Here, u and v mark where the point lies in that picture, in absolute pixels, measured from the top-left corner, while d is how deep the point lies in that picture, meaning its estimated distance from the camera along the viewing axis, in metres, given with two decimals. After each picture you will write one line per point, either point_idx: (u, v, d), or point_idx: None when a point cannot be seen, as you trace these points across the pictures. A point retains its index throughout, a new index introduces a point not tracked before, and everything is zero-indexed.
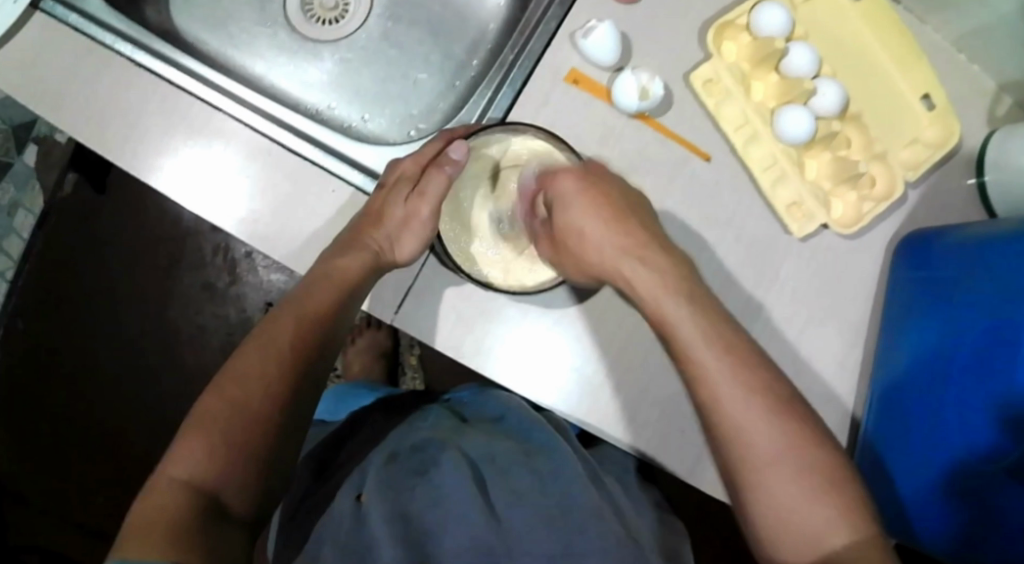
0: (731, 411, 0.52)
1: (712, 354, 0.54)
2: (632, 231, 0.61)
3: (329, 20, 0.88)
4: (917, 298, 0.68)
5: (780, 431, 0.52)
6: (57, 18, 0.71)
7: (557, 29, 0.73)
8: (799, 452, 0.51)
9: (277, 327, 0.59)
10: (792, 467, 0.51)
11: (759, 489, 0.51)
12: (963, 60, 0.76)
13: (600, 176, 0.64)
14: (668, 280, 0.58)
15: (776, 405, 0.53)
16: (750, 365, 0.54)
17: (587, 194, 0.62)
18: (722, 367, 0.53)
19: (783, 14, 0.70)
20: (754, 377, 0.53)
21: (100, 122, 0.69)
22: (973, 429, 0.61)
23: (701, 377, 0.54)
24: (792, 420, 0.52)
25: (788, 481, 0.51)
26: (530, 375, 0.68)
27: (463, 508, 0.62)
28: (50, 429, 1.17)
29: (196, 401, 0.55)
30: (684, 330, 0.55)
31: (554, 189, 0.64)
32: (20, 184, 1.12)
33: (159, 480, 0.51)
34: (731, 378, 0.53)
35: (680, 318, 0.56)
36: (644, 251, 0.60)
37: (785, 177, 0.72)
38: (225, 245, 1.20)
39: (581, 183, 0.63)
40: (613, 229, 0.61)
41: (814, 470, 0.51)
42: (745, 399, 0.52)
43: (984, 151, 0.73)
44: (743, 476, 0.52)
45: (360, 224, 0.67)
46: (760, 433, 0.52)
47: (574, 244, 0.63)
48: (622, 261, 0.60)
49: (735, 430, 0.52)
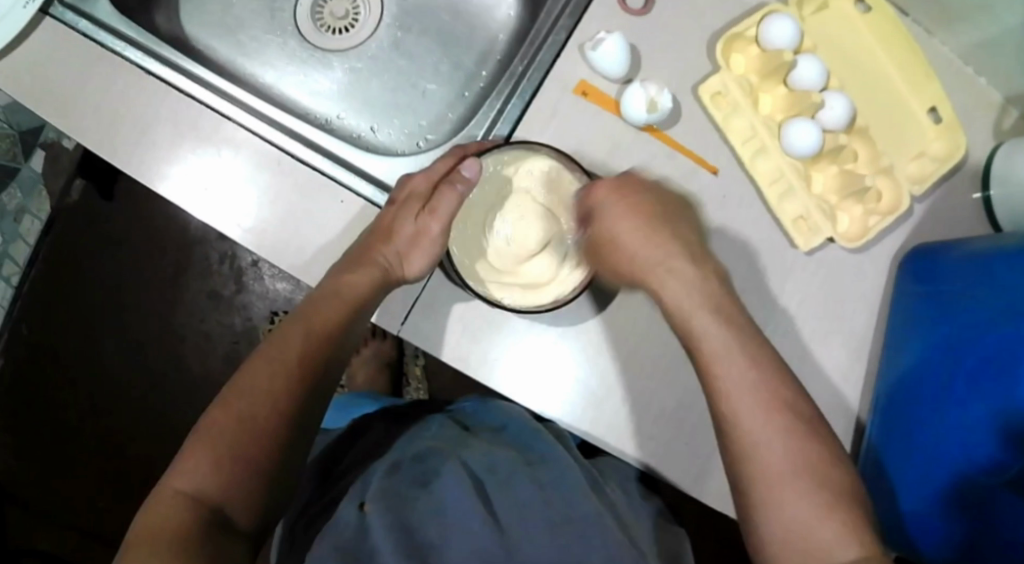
0: (747, 427, 0.53)
1: (730, 364, 0.55)
2: (664, 240, 0.62)
3: (339, 28, 0.88)
4: (921, 310, 0.68)
5: (786, 448, 0.52)
6: (67, 24, 0.71)
7: (566, 40, 0.73)
8: (814, 469, 0.52)
9: (285, 343, 0.60)
10: (809, 483, 0.51)
11: (774, 505, 0.51)
12: (970, 74, 0.76)
13: (640, 186, 0.65)
14: (691, 294, 0.59)
15: (783, 419, 0.53)
16: (774, 382, 0.55)
17: (622, 204, 0.64)
18: (744, 383, 0.54)
19: (792, 27, 0.70)
20: (776, 394, 0.54)
21: (110, 129, 0.70)
22: (975, 443, 0.61)
23: (722, 391, 0.55)
24: (800, 435, 0.53)
25: (799, 497, 0.51)
26: (535, 390, 0.68)
27: (468, 518, 0.62)
28: (52, 430, 1.17)
29: (204, 414, 0.56)
30: (709, 343, 0.56)
31: (590, 202, 0.65)
32: (28, 189, 1.12)
33: (163, 491, 0.51)
34: (752, 394, 0.54)
35: (708, 332, 0.57)
36: (671, 261, 0.61)
37: (792, 190, 0.72)
38: (232, 253, 1.20)
39: (618, 196, 0.64)
40: (646, 238, 0.62)
41: (818, 483, 0.51)
42: (764, 416, 0.53)
43: (991, 165, 0.73)
44: (756, 491, 0.52)
45: (370, 240, 0.67)
46: (777, 449, 0.52)
47: (609, 253, 0.64)
48: (652, 273, 0.61)
49: (750, 444, 0.53)
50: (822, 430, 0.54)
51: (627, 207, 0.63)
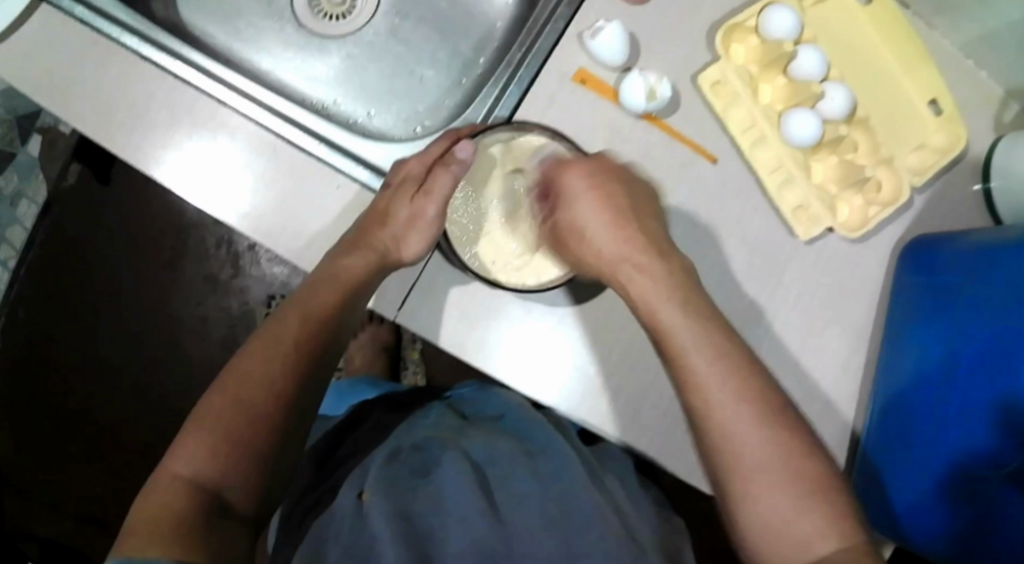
0: (717, 414, 0.52)
1: (704, 360, 0.54)
2: (632, 235, 0.60)
3: (335, 15, 0.87)
4: (922, 301, 0.68)
5: (778, 438, 0.52)
6: (63, 10, 0.70)
7: (565, 29, 0.73)
8: (791, 454, 0.51)
9: (282, 325, 0.60)
10: (783, 465, 0.51)
11: (748, 492, 0.51)
12: (971, 65, 0.76)
13: (610, 171, 0.63)
14: (658, 287, 0.57)
15: (768, 413, 0.52)
16: (740, 370, 0.54)
17: (593, 194, 0.62)
18: (712, 374, 0.53)
19: (792, 17, 0.69)
20: (751, 387, 0.53)
21: (106, 115, 0.69)
22: (969, 434, 0.61)
23: (693, 386, 0.54)
24: (787, 427, 0.52)
25: (775, 485, 0.50)
26: (535, 372, 0.68)
27: (463, 511, 0.62)
28: (50, 419, 1.17)
29: (201, 399, 0.55)
30: (680, 338, 0.55)
31: (562, 184, 0.63)
32: (25, 173, 1.12)
33: (161, 476, 0.51)
34: (723, 385, 0.53)
35: (672, 324, 0.55)
36: (635, 256, 0.59)
37: (792, 180, 0.72)
38: (229, 238, 1.19)
39: (587, 181, 0.62)
40: (614, 233, 0.60)
41: (809, 472, 0.51)
42: (733, 405, 0.52)
43: (990, 157, 0.73)
44: (730, 479, 0.51)
45: (366, 223, 0.66)
46: (750, 439, 0.52)
47: (570, 237, 0.62)
48: (619, 267, 0.59)
49: (720, 434, 0.52)
50: (791, 419, 0.53)
51: (598, 198, 0.61)
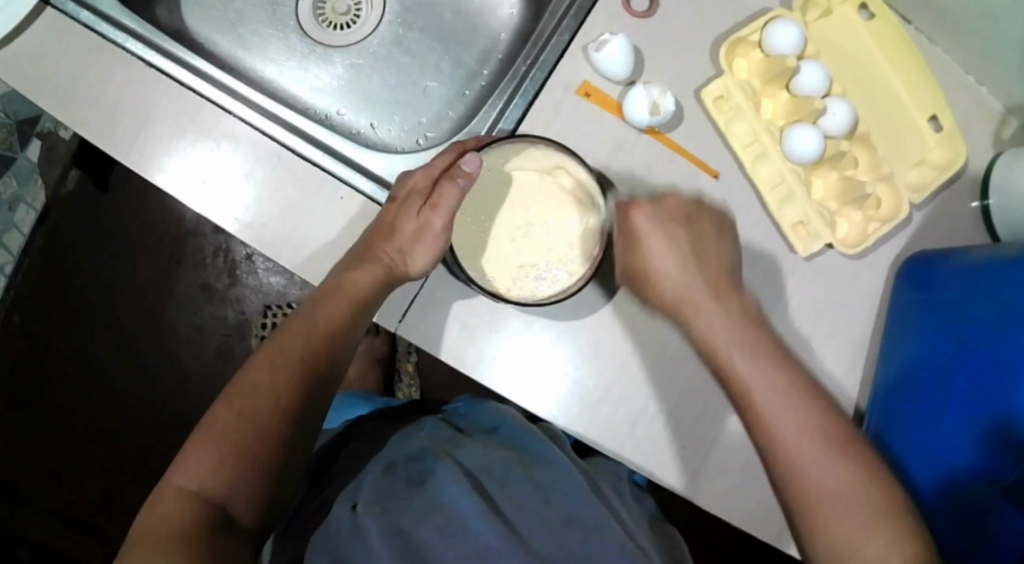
0: (787, 448, 0.57)
1: (768, 392, 0.59)
2: (692, 276, 0.64)
3: (341, 25, 0.87)
4: (920, 317, 0.68)
5: (833, 458, 0.56)
6: (69, 14, 0.70)
7: (570, 41, 0.73)
8: (849, 481, 0.55)
9: (288, 338, 0.61)
10: (846, 499, 0.55)
11: (815, 516, 0.55)
12: (972, 82, 0.76)
13: (676, 211, 0.66)
14: (723, 334, 0.62)
15: (833, 440, 0.57)
16: (811, 403, 0.58)
17: (657, 235, 0.65)
18: (778, 407, 0.58)
19: (796, 32, 0.70)
20: (809, 413, 0.58)
21: (109, 122, 0.69)
22: (966, 450, 0.62)
23: (761, 417, 0.58)
24: (845, 448, 0.57)
25: (830, 505, 0.55)
26: (534, 385, 0.68)
27: (466, 518, 0.62)
28: (45, 421, 1.17)
29: (208, 412, 0.57)
30: (737, 362, 0.60)
31: (626, 226, 0.66)
32: (23, 178, 1.13)
33: (167, 488, 0.52)
34: (789, 417, 0.58)
35: (738, 365, 0.60)
36: (696, 300, 0.63)
37: (793, 196, 0.72)
38: (226, 247, 1.19)
39: (648, 223, 0.65)
40: (678, 268, 0.65)
41: (862, 497, 0.55)
42: (798, 435, 0.57)
43: (989, 174, 0.73)
44: (797, 502, 0.56)
45: (372, 236, 0.67)
46: (824, 465, 0.56)
47: (640, 278, 0.66)
48: (689, 310, 0.63)
49: (787, 459, 0.57)
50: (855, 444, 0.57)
51: (658, 240, 0.65)
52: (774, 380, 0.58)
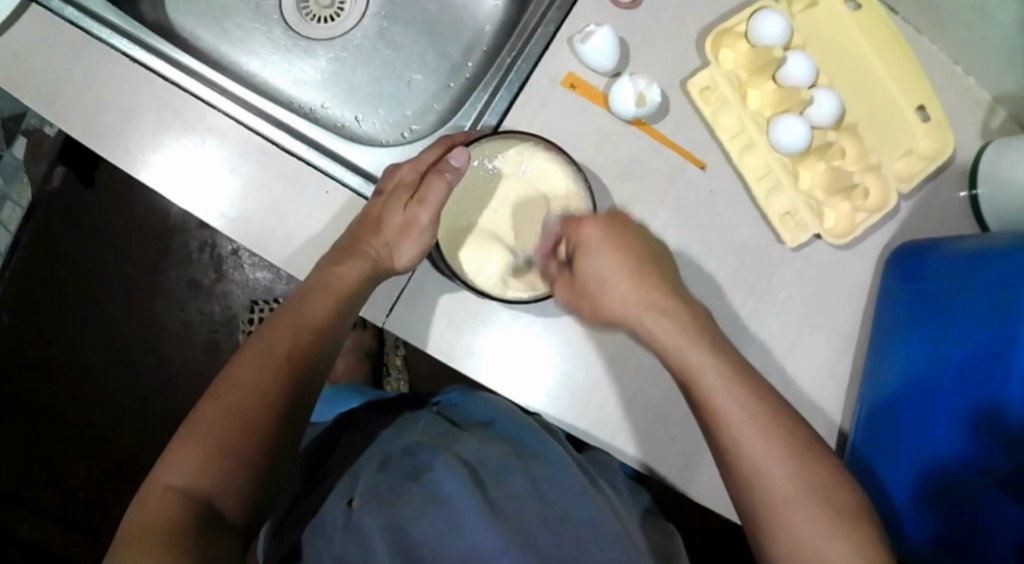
0: (749, 452, 0.53)
1: (735, 398, 0.55)
2: (649, 286, 0.61)
3: (323, 17, 0.87)
4: (909, 308, 0.68)
5: (791, 465, 0.53)
6: (52, 11, 0.70)
7: (555, 33, 0.72)
8: (816, 486, 0.52)
9: (274, 332, 0.60)
10: (814, 501, 0.52)
11: (779, 524, 0.52)
12: (959, 72, 0.76)
13: (627, 226, 0.64)
14: (682, 335, 0.58)
15: (794, 449, 0.53)
16: (768, 414, 0.55)
17: (611, 242, 0.62)
18: (745, 414, 0.54)
19: (782, 22, 0.69)
20: (772, 421, 0.54)
21: (93, 118, 0.69)
22: (956, 440, 0.61)
23: (725, 429, 0.54)
24: (808, 456, 0.53)
25: (799, 508, 0.52)
26: (523, 378, 0.68)
27: (462, 512, 0.61)
28: (36, 421, 1.16)
29: (194, 408, 0.56)
30: (707, 379, 0.56)
31: (578, 235, 0.63)
32: (10, 176, 1.10)
33: (154, 486, 0.52)
34: (751, 422, 0.54)
35: (703, 373, 0.56)
36: (657, 303, 0.60)
37: (780, 187, 0.72)
38: (212, 242, 1.19)
39: (605, 232, 0.63)
40: (635, 278, 0.61)
41: (833, 505, 0.52)
42: (762, 439, 0.54)
43: (977, 163, 0.74)
44: (765, 513, 0.52)
45: (359, 230, 0.66)
46: (778, 471, 0.53)
47: (593, 284, 0.62)
48: (645, 315, 0.60)
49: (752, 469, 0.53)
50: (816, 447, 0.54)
51: (614, 245, 0.62)
52: (742, 393, 0.55)
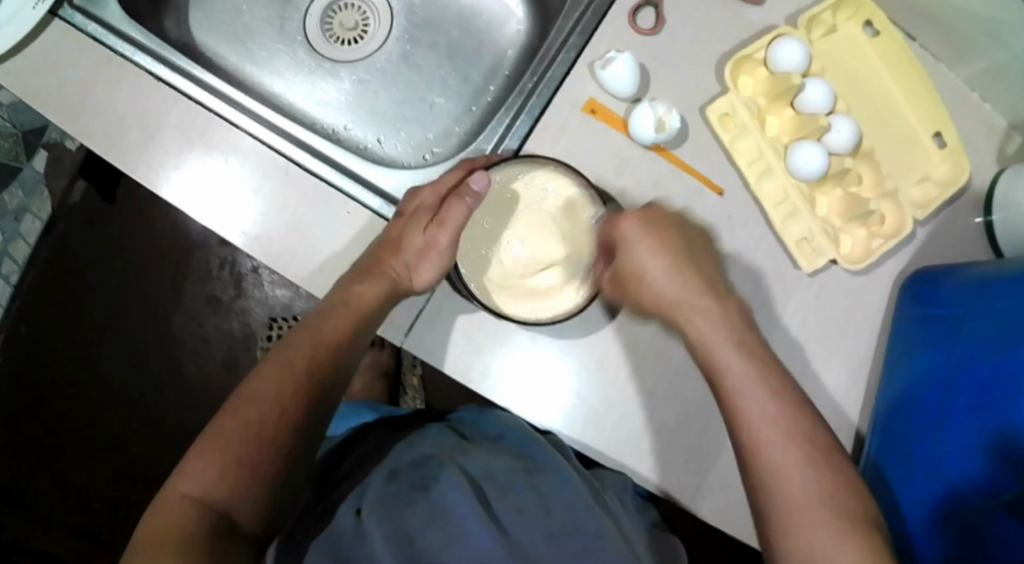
0: (769, 453, 0.55)
1: (759, 399, 0.57)
2: (690, 281, 0.63)
3: (348, 39, 0.87)
4: (922, 334, 0.68)
5: (807, 469, 0.54)
6: (76, 27, 0.71)
7: (577, 58, 0.73)
8: (828, 491, 0.53)
9: (293, 348, 0.61)
10: (823, 508, 0.53)
11: (789, 529, 0.53)
12: (976, 98, 0.76)
13: (665, 220, 0.65)
14: (719, 332, 0.60)
15: (815, 451, 0.55)
16: (795, 412, 0.56)
17: (650, 238, 0.64)
18: (763, 413, 0.56)
19: (801, 50, 0.70)
20: (795, 423, 0.56)
21: (118, 135, 0.70)
22: (966, 463, 0.62)
23: (746, 422, 0.56)
24: (830, 460, 0.55)
25: (816, 518, 0.52)
26: (542, 399, 0.69)
27: (466, 523, 0.62)
28: (49, 427, 1.17)
29: (211, 421, 0.57)
30: (732, 375, 0.58)
31: (619, 229, 0.65)
32: (29, 189, 1.12)
33: (170, 496, 0.52)
34: (774, 423, 0.56)
35: (729, 368, 0.59)
36: (697, 301, 0.62)
37: (797, 212, 0.72)
38: (232, 259, 1.20)
39: (642, 228, 0.64)
40: (675, 276, 0.63)
41: (845, 510, 0.52)
42: (784, 439, 0.55)
43: (993, 190, 0.74)
44: (772, 514, 0.54)
45: (378, 251, 0.67)
46: (795, 475, 0.54)
47: (633, 283, 0.65)
48: (687, 316, 0.62)
49: (769, 471, 0.55)
50: (838, 452, 0.55)
51: (653, 242, 0.63)
52: (764, 383, 0.57)
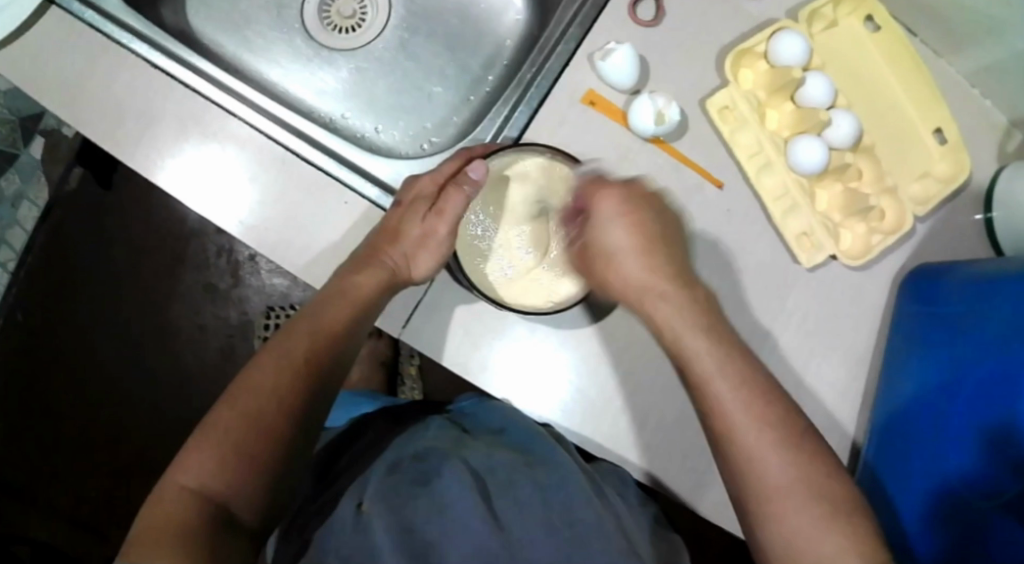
0: (742, 441, 0.54)
1: (728, 385, 0.55)
2: (660, 264, 0.61)
3: (346, 27, 0.87)
4: (922, 331, 0.68)
5: (782, 454, 0.53)
6: (73, 14, 0.71)
7: (576, 49, 0.73)
8: (806, 478, 0.52)
9: (292, 338, 0.60)
10: (804, 494, 0.52)
11: (772, 515, 0.52)
12: (976, 95, 0.76)
13: (644, 199, 0.64)
14: (683, 316, 0.59)
15: (784, 435, 0.54)
16: (763, 396, 0.55)
17: (627, 217, 0.62)
18: (734, 397, 0.55)
19: (803, 44, 0.70)
20: (766, 408, 0.54)
21: (113, 122, 0.69)
22: (965, 459, 0.61)
23: (717, 409, 0.55)
24: (806, 447, 0.54)
25: (801, 505, 0.52)
26: (540, 391, 0.69)
27: (463, 516, 0.62)
28: (44, 419, 1.17)
29: (209, 411, 0.56)
30: (700, 364, 0.57)
31: (596, 206, 0.64)
32: (27, 175, 1.12)
33: (168, 487, 0.52)
34: (744, 409, 0.54)
35: (697, 354, 0.57)
36: (663, 285, 0.60)
37: (796, 207, 0.72)
38: (230, 248, 1.19)
39: (620, 207, 0.63)
40: (643, 260, 0.61)
41: (825, 495, 0.52)
42: (755, 425, 0.54)
43: (993, 187, 0.73)
44: (754, 503, 0.53)
45: (377, 240, 0.67)
46: (771, 461, 0.53)
47: (602, 264, 0.63)
48: (650, 301, 0.60)
49: (746, 457, 0.54)
50: (806, 433, 0.54)
51: (629, 222, 0.62)
52: (730, 370, 0.56)
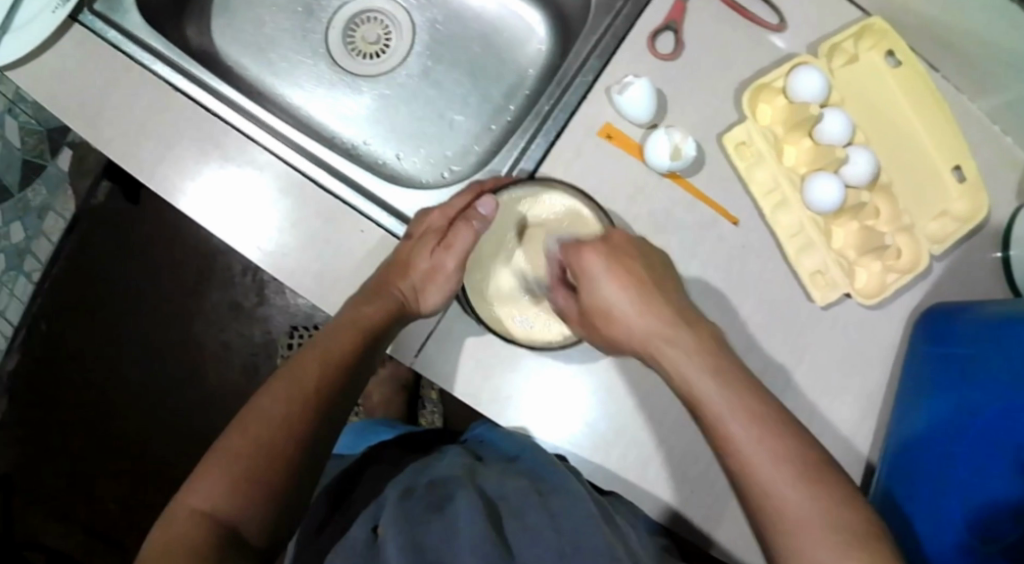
0: (763, 478, 0.53)
1: (741, 422, 0.55)
2: (659, 312, 0.61)
3: (371, 53, 0.88)
4: (933, 371, 0.68)
5: (797, 485, 0.52)
6: (95, 33, 0.72)
7: (594, 82, 0.73)
8: (822, 508, 0.51)
9: (301, 367, 0.61)
10: (821, 525, 0.50)
11: (788, 547, 0.51)
12: (997, 132, 0.76)
13: (628, 250, 0.65)
14: (698, 360, 0.58)
15: (801, 469, 0.53)
16: (776, 428, 0.54)
17: (613, 271, 0.63)
18: (748, 434, 0.54)
19: (820, 81, 0.70)
20: (782, 443, 0.54)
21: (135, 145, 0.70)
22: (974, 498, 0.60)
23: (727, 448, 0.55)
24: (820, 481, 0.53)
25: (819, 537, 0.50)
26: (551, 421, 0.69)
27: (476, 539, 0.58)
28: (63, 424, 1.19)
29: (219, 438, 0.57)
30: (712, 404, 0.56)
31: (578, 264, 0.65)
32: (53, 186, 1.12)
33: (179, 510, 0.53)
34: (759, 445, 0.54)
35: (708, 394, 0.57)
36: (668, 329, 0.60)
37: (811, 245, 0.72)
38: (255, 268, 1.20)
39: (605, 260, 0.64)
40: (648, 314, 0.61)
41: (843, 526, 0.50)
42: (772, 460, 0.53)
43: (1012, 227, 0.73)
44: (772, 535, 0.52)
45: (386, 273, 0.68)
46: (787, 492, 0.52)
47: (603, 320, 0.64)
48: (664, 350, 0.60)
49: (761, 493, 0.53)
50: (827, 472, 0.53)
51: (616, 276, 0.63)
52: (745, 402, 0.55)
